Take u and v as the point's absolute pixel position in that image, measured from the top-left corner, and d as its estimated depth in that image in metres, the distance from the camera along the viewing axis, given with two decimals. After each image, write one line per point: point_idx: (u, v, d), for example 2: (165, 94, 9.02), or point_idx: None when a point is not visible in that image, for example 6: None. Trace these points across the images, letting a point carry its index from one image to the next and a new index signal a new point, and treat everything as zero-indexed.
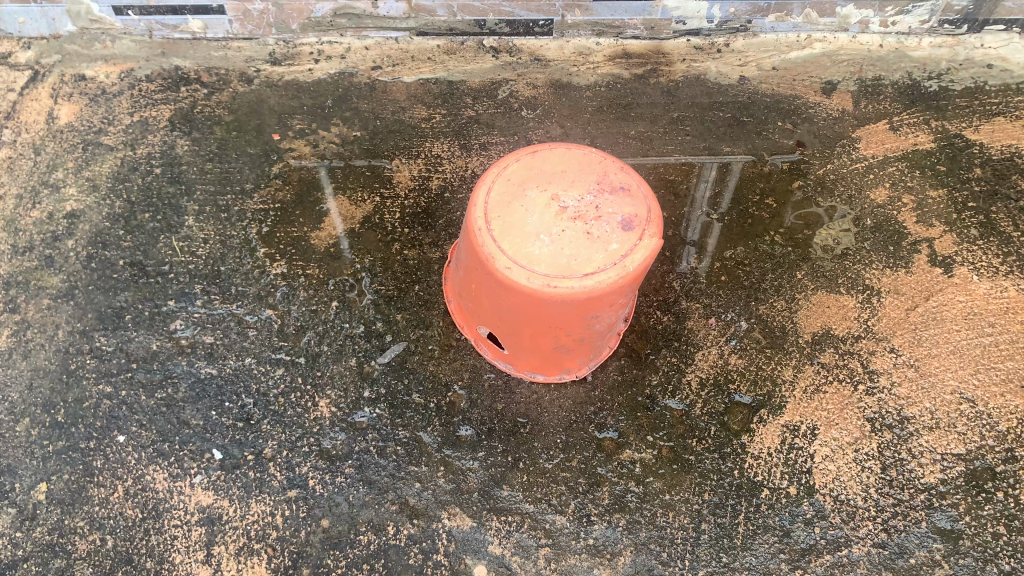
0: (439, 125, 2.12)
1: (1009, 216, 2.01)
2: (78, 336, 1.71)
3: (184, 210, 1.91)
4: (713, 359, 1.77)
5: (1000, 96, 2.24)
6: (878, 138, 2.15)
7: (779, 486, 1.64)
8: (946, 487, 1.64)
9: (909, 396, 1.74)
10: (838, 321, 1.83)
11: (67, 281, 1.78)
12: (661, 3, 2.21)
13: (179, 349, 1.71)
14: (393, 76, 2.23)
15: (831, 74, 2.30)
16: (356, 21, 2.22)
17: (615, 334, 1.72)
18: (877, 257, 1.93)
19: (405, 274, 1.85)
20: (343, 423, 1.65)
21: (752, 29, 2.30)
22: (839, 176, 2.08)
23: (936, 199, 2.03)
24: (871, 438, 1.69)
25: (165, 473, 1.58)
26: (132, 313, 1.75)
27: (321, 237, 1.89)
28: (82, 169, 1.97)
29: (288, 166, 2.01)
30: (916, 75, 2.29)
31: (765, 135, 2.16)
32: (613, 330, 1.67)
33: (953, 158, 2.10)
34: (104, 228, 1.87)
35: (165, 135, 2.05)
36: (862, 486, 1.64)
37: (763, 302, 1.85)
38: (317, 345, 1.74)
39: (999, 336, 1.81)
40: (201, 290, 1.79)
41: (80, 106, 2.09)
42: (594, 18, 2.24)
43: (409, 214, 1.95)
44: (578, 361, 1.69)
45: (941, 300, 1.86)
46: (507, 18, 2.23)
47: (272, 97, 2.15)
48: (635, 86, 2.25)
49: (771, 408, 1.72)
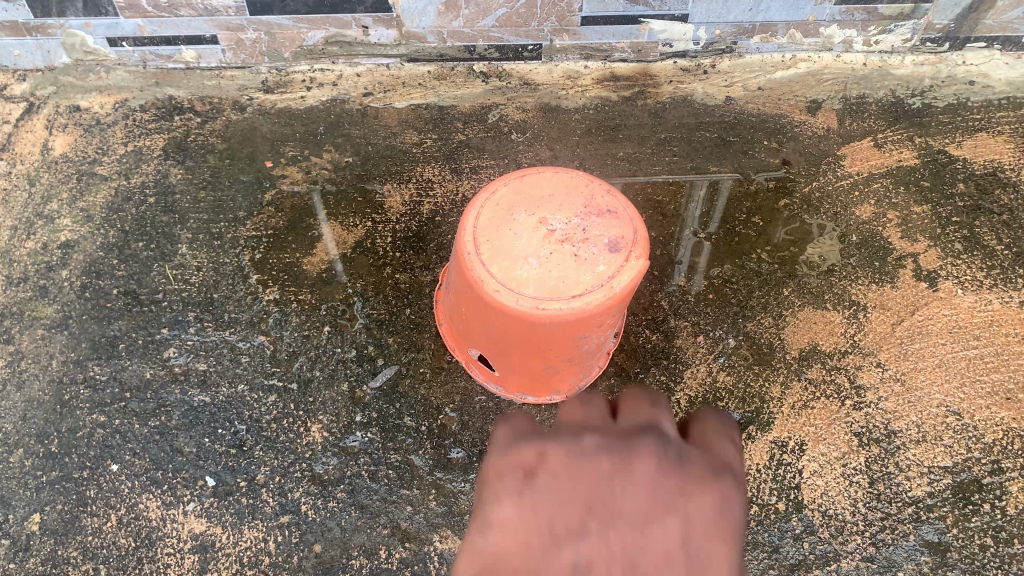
0: (429, 149, 2.15)
1: (993, 230, 2.03)
2: (72, 366, 1.73)
3: (177, 238, 1.94)
4: (701, 377, 1.79)
5: (983, 112, 2.28)
6: (863, 155, 2.18)
7: (768, 502, 1.65)
8: (933, 499, 1.66)
9: (895, 410, 1.76)
10: (826, 337, 1.85)
11: (61, 311, 1.81)
12: (648, 26, 2.25)
13: (172, 377, 1.74)
14: (384, 102, 2.25)
15: (816, 93, 2.33)
16: (348, 49, 2.25)
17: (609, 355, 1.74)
18: (863, 273, 1.95)
19: (397, 297, 1.87)
20: (335, 448, 1.67)
21: (738, 50, 2.34)
22: (825, 194, 2.11)
23: (920, 215, 2.06)
24: (859, 452, 1.71)
25: (158, 501, 1.60)
26: (126, 342, 1.78)
27: (313, 262, 1.92)
28: (76, 200, 1.99)
29: (281, 194, 2.04)
30: (900, 92, 2.33)
31: (751, 154, 2.19)
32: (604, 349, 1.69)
33: (936, 174, 2.13)
34: (98, 258, 1.89)
35: (158, 164, 2.07)
36: (850, 501, 1.66)
37: (750, 319, 1.87)
38: (309, 370, 1.76)
39: (984, 349, 1.84)
40: (194, 318, 1.81)
41: (75, 137, 2.11)
42: (582, 42, 2.29)
43: (400, 238, 1.98)
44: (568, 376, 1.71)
45: (927, 314, 1.89)
46: (496, 43, 2.26)
47: (265, 125, 2.17)
48: (623, 108, 2.28)
49: (760, 424, 1.73)
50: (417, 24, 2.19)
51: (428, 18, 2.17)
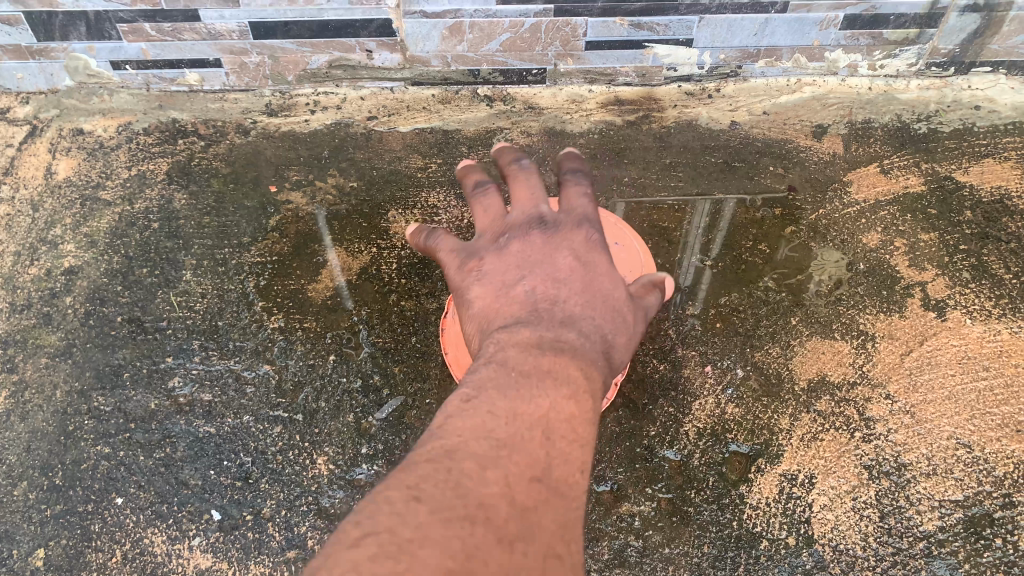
0: (435, 174, 2.14)
1: (1001, 258, 2.03)
2: (76, 396, 1.72)
3: (181, 264, 1.92)
4: (710, 409, 1.78)
5: (989, 137, 2.28)
6: (870, 181, 2.17)
7: (778, 537, 1.66)
8: (945, 534, 1.65)
9: (906, 442, 1.75)
10: (834, 368, 1.85)
11: (65, 339, 1.79)
12: (653, 51, 2.24)
13: (177, 408, 1.73)
14: (388, 126, 2.24)
15: (821, 118, 2.32)
16: (352, 72, 2.23)
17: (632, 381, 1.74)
18: (871, 302, 1.95)
19: (403, 325, 1.85)
20: (342, 481, 1.66)
21: (742, 74, 2.34)
22: (832, 221, 2.10)
23: (927, 243, 2.05)
24: (869, 486, 1.71)
25: (163, 535, 1.60)
26: (131, 371, 1.76)
27: (318, 289, 1.90)
28: (79, 225, 1.97)
29: (285, 219, 2.02)
30: (906, 117, 2.32)
31: (757, 179, 2.18)
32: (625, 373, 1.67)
33: (943, 201, 2.13)
34: (102, 285, 1.88)
35: (162, 189, 2.05)
36: (861, 535, 1.66)
37: (758, 349, 1.87)
38: (315, 401, 1.74)
39: (994, 380, 1.83)
40: (199, 346, 1.80)
41: (78, 161, 2.10)
42: (586, 66, 2.28)
43: (405, 264, 1.95)
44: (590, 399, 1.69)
45: (935, 344, 1.88)
46: (501, 67, 2.25)
47: (270, 148, 2.16)
48: (628, 132, 2.27)
49: (769, 457, 1.73)
50: (422, 48, 2.17)
51: (432, 42, 2.16)
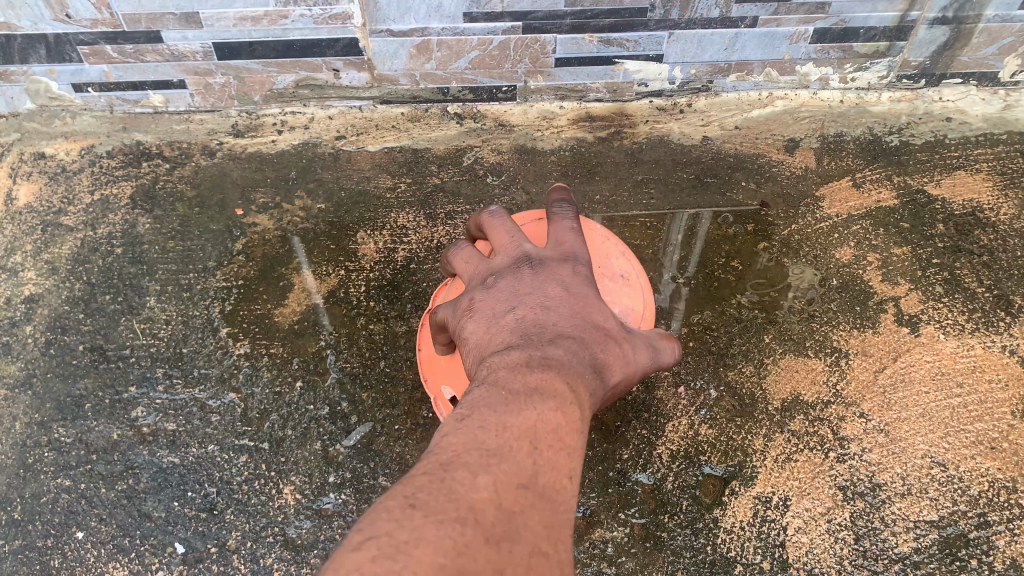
0: (404, 194, 2.11)
1: (973, 272, 2.02)
2: (36, 428, 1.70)
3: (145, 290, 1.89)
4: (683, 430, 1.76)
5: (960, 149, 2.26)
6: (841, 196, 2.17)
7: (753, 561, 1.63)
8: (920, 555, 1.64)
9: (880, 462, 1.74)
10: (808, 386, 1.83)
11: (25, 369, 1.77)
12: (623, 66, 2.22)
13: (140, 438, 1.69)
14: (357, 145, 2.21)
15: (793, 131, 2.31)
16: (319, 91, 2.20)
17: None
18: (844, 318, 1.93)
19: (371, 349, 1.82)
20: (309, 511, 1.63)
21: (714, 88, 2.32)
22: (804, 236, 2.09)
23: (900, 257, 2.04)
24: (843, 507, 1.69)
25: (125, 570, 1.56)
26: (92, 401, 1.73)
27: (285, 314, 1.87)
28: (40, 251, 1.94)
29: (252, 242, 1.99)
30: (877, 130, 2.32)
31: (729, 194, 2.17)
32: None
33: (915, 214, 2.12)
34: (63, 312, 1.85)
35: (126, 214, 2.02)
36: (836, 558, 1.64)
37: (731, 368, 1.85)
38: (281, 429, 1.71)
39: (968, 396, 1.82)
40: (162, 374, 1.77)
41: (40, 186, 2.07)
42: (557, 83, 2.26)
43: (374, 286, 1.93)
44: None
45: (909, 360, 1.87)
46: (470, 84, 2.23)
47: (236, 170, 2.12)
48: (599, 148, 2.25)
49: (743, 479, 1.71)
50: (389, 67, 2.15)
51: (400, 61, 2.13)
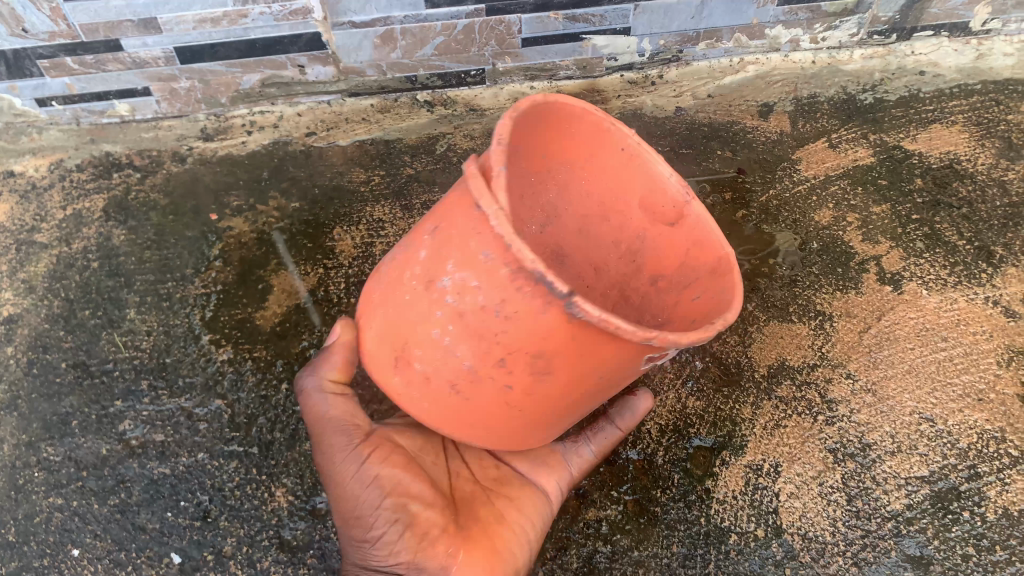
0: (378, 187, 2.10)
1: (953, 224, 2.01)
2: (24, 449, 1.71)
3: (124, 302, 1.88)
4: (671, 404, 1.77)
5: (935, 102, 2.24)
6: (818, 157, 2.16)
7: (747, 530, 1.66)
8: (912, 512, 1.66)
9: (869, 421, 1.75)
10: (793, 351, 1.83)
11: (10, 391, 1.77)
12: (590, 42, 2.20)
13: (129, 451, 1.71)
14: (328, 141, 2.19)
15: (766, 96, 2.29)
16: (286, 89, 2.17)
17: (525, 323, 1.11)
18: (827, 280, 1.93)
19: None
20: (302, 512, 1.67)
21: (684, 58, 2.30)
22: (783, 201, 2.08)
23: (880, 216, 2.04)
24: (834, 469, 1.70)
25: None
26: (79, 418, 1.74)
27: (266, 316, 1.87)
28: (17, 271, 1.93)
29: (229, 246, 1.98)
30: (851, 89, 2.30)
31: (705, 164, 2.16)
32: (490, 331, 1.14)
33: (894, 171, 2.12)
34: (43, 331, 1.84)
35: (100, 227, 2.00)
36: (829, 521, 1.66)
37: (716, 338, 1.84)
38: (269, 432, 1.72)
39: (954, 349, 1.82)
40: (148, 386, 1.77)
41: (11, 205, 2.04)
42: (525, 63, 2.24)
43: (354, 283, 1.93)
44: (510, 385, 1.20)
45: (893, 318, 1.87)
46: (438, 71, 2.21)
47: (208, 174, 2.11)
48: None
49: (733, 449, 1.72)
50: (355, 59, 2.12)
51: (365, 52, 2.11)
